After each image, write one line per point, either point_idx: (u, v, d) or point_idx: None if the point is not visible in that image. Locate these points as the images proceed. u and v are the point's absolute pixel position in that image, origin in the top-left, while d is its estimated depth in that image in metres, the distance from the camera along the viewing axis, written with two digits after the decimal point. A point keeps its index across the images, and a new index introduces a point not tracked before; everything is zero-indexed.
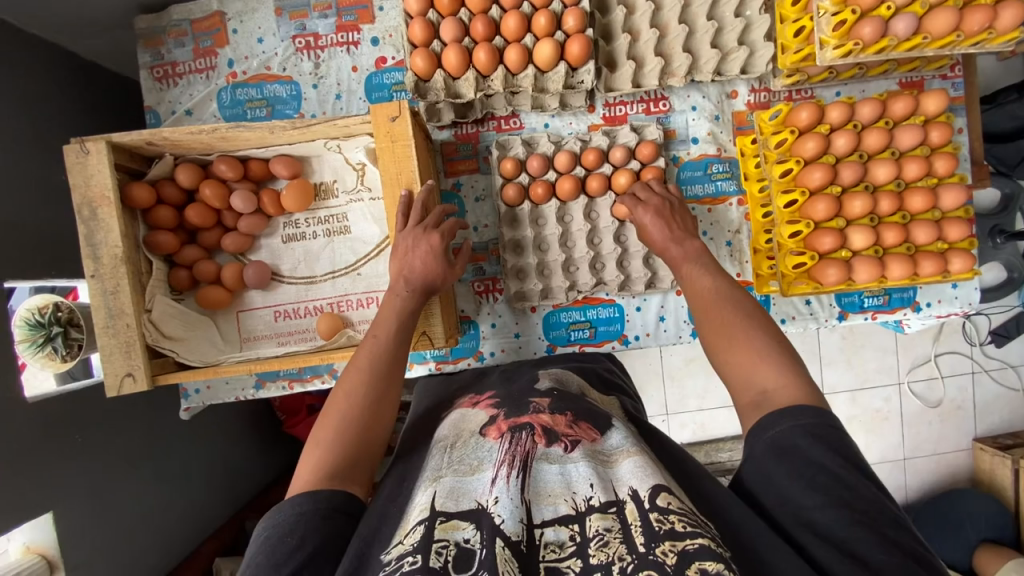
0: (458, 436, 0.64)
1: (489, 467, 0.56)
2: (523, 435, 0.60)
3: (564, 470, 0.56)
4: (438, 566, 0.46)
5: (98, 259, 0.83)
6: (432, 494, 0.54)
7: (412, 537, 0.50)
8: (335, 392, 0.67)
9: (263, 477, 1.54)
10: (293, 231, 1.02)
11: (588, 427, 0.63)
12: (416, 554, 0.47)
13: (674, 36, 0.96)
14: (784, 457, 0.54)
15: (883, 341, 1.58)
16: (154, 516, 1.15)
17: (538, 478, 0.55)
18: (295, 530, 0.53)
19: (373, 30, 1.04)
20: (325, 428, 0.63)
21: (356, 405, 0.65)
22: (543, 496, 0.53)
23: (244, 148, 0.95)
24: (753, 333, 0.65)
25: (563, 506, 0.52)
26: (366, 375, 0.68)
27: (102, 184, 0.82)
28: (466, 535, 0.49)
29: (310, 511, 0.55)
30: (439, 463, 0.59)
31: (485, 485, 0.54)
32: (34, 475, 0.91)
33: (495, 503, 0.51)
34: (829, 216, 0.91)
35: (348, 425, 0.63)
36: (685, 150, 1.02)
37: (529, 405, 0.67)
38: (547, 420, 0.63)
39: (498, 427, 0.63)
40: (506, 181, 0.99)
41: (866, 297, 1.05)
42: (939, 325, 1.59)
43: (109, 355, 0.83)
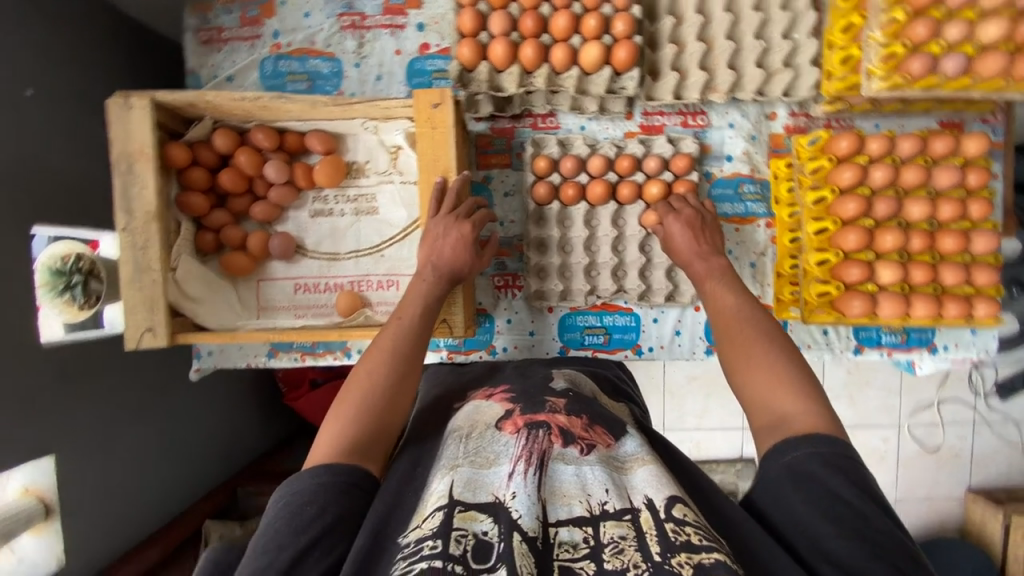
0: (473, 427, 0.64)
1: (506, 461, 0.57)
2: (540, 433, 0.61)
3: (579, 472, 0.56)
4: (457, 554, 0.47)
5: (131, 213, 0.83)
6: (449, 483, 0.54)
7: (431, 522, 0.50)
8: (357, 369, 0.68)
9: (258, 448, 1.55)
10: (321, 206, 1.02)
11: (603, 432, 0.64)
12: (435, 539, 0.48)
13: (720, 51, 0.96)
14: (800, 482, 0.54)
15: (887, 380, 1.58)
16: (150, 473, 1.16)
17: (553, 477, 0.56)
18: (314, 501, 0.54)
19: (420, 16, 1.03)
20: (345, 404, 0.64)
21: (377, 385, 0.65)
22: (557, 496, 0.54)
23: (283, 119, 0.96)
24: (775, 355, 0.65)
25: (578, 507, 0.53)
26: (389, 355, 0.68)
27: (142, 140, 0.83)
28: (484, 527, 0.50)
29: (328, 484, 0.55)
30: (455, 453, 0.59)
31: (502, 480, 0.55)
32: (41, 418, 0.92)
33: (513, 498, 0.52)
34: (859, 248, 0.90)
35: (369, 403, 0.64)
36: (718, 166, 1.02)
37: (545, 404, 0.68)
38: (563, 421, 0.63)
39: (514, 421, 0.64)
40: (537, 179, 1.00)
41: (884, 333, 1.05)
42: (944, 371, 1.59)
43: (132, 308, 0.84)
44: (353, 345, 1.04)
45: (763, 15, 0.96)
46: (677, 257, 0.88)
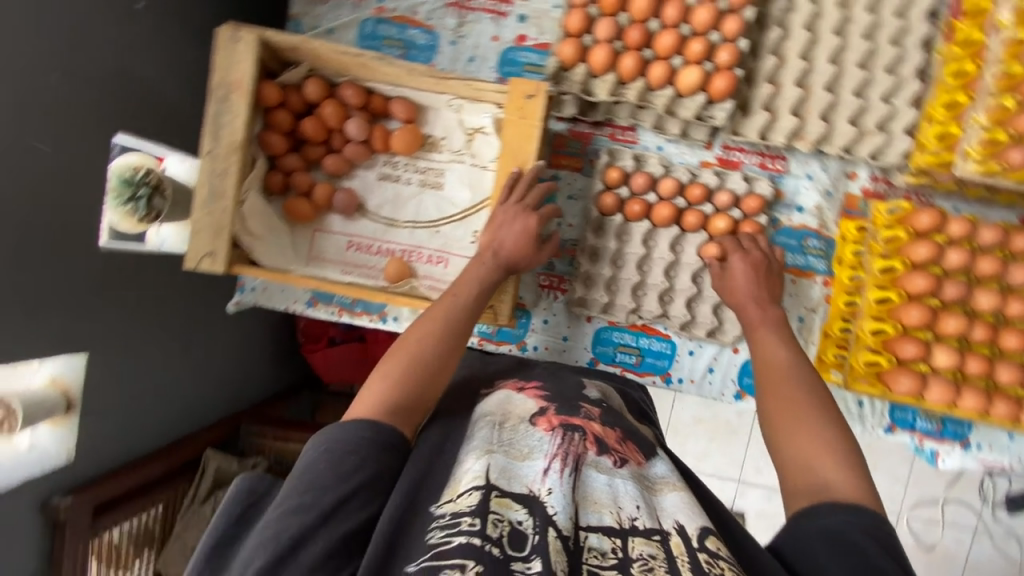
0: (506, 417, 0.65)
1: (541, 457, 0.58)
2: (576, 437, 0.61)
3: (612, 482, 0.57)
4: (494, 536, 0.48)
5: (218, 139, 0.85)
6: (485, 466, 0.55)
7: (467, 499, 0.51)
8: (406, 335, 0.69)
9: (267, 391, 1.58)
10: (389, 171, 1.04)
11: (634, 449, 0.64)
12: (473, 518, 0.49)
13: (815, 100, 0.95)
14: (835, 547, 0.52)
15: (896, 466, 1.53)
16: (168, 391, 1.19)
17: (585, 483, 0.56)
18: (357, 452, 0.55)
19: (524, 7, 1.03)
20: (392, 367, 0.65)
21: (425, 355, 0.66)
22: (589, 503, 0.54)
23: (374, 80, 0.98)
24: (817, 413, 0.65)
25: (608, 517, 0.53)
26: (440, 328, 0.69)
27: (242, 72, 0.85)
28: (518, 516, 0.50)
29: (371, 439, 0.57)
30: (489, 437, 0.60)
31: (536, 475, 0.55)
32: (79, 314, 0.95)
33: (548, 494, 0.53)
34: (919, 325, 0.89)
35: (414, 369, 0.65)
36: (787, 215, 1.01)
37: (580, 409, 0.68)
38: (599, 430, 0.64)
39: (548, 419, 0.64)
40: (605, 188, 1.00)
41: (920, 418, 1.02)
42: (956, 471, 1.54)
43: (199, 231, 0.86)
44: (390, 312, 1.06)
45: (867, 74, 0.94)
46: (732, 297, 0.89)
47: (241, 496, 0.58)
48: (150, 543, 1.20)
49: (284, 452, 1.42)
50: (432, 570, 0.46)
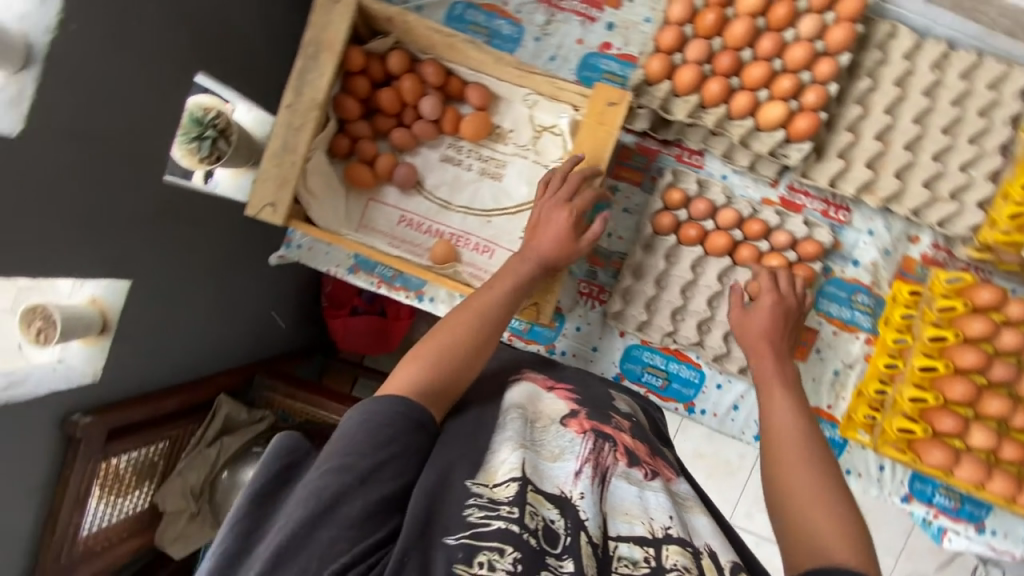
0: (537, 414, 0.67)
1: (571, 459, 0.60)
2: (607, 446, 0.64)
3: (642, 494, 0.60)
4: (530, 528, 0.51)
5: (300, 95, 0.87)
6: (521, 459, 0.57)
7: (505, 489, 0.54)
8: (443, 322, 0.70)
9: (284, 346, 1.60)
10: (452, 154, 1.05)
11: (665, 467, 0.67)
12: (511, 506, 0.52)
13: (892, 157, 0.94)
14: None
15: (891, 538, 1.50)
16: (196, 330, 1.20)
17: (612, 493, 0.59)
18: (391, 424, 0.56)
19: (614, 16, 1.04)
20: (428, 350, 0.65)
21: (461, 343, 0.67)
22: (618, 512, 0.57)
23: (456, 62, 0.98)
24: (817, 467, 0.66)
25: (640, 527, 0.56)
26: (477, 319, 0.70)
27: (335, 33, 0.86)
28: (551, 515, 0.53)
29: (406, 415, 0.57)
30: (521, 432, 0.62)
31: (568, 477, 0.58)
32: (136, 242, 0.96)
33: (580, 498, 0.56)
34: (962, 401, 0.89)
35: (447, 356, 0.65)
36: (841, 266, 1.00)
37: (611, 419, 0.70)
38: (629, 443, 0.66)
39: (579, 422, 0.66)
40: (664, 208, 0.99)
41: (939, 493, 1.01)
42: (951, 553, 1.51)
43: (264, 180, 0.87)
44: (428, 291, 1.07)
45: (950, 140, 0.93)
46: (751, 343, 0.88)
47: (284, 453, 0.58)
48: (153, 474, 1.21)
49: (292, 408, 1.43)
50: (472, 548, 0.48)
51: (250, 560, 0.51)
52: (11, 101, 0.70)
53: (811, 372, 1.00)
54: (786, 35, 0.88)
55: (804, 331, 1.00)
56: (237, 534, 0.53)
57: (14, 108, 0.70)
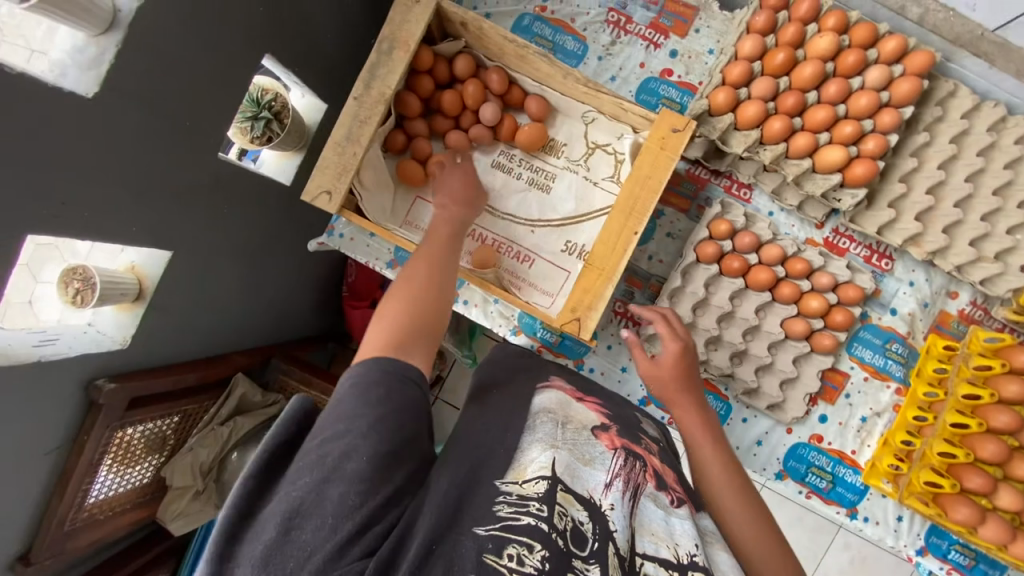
0: (568, 418, 0.67)
1: (602, 469, 0.61)
2: (637, 465, 0.64)
3: (668, 519, 0.59)
4: (561, 529, 0.50)
5: (369, 88, 0.88)
6: (552, 458, 0.58)
7: (534, 486, 0.54)
8: (396, 285, 0.71)
9: (299, 332, 1.60)
10: (504, 161, 1.06)
11: (688, 498, 0.66)
12: (541, 503, 0.52)
13: (942, 213, 0.95)
14: None
15: None
16: (225, 307, 1.20)
17: (642, 512, 0.59)
18: (380, 383, 0.57)
19: (677, 44, 1.06)
20: (389, 310, 0.67)
21: (417, 296, 0.69)
22: (646, 531, 0.57)
23: (521, 72, 0.99)
24: (748, 508, 0.69)
25: (665, 550, 0.56)
26: (427, 275, 0.72)
27: (410, 32, 0.88)
28: (580, 517, 0.53)
29: (388, 371, 0.58)
30: (554, 433, 0.63)
31: (598, 485, 0.58)
32: (184, 214, 0.96)
33: (610, 509, 0.56)
34: (992, 461, 0.89)
35: (408, 315, 0.66)
36: (879, 313, 1.00)
37: (641, 440, 0.71)
38: (657, 465, 0.67)
39: (610, 437, 0.67)
40: (709, 237, 0.99)
41: (955, 549, 1.00)
42: None
43: (325, 168, 0.88)
44: (463, 294, 1.07)
45: (1001, 202, 0.94)
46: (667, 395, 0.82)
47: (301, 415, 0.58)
48: (162, 448, 1.20)
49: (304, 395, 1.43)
50: (501, 540, 0.48)
51: (258, 524, 0.49)
52: (87, 64, 0.70)
53: (837, 416, 1.01)
54: (853, 82, 0.89)
55: (835, 374, 1.01)
56: (246, 496, 0.52)
57: (88, 71, 0.70)
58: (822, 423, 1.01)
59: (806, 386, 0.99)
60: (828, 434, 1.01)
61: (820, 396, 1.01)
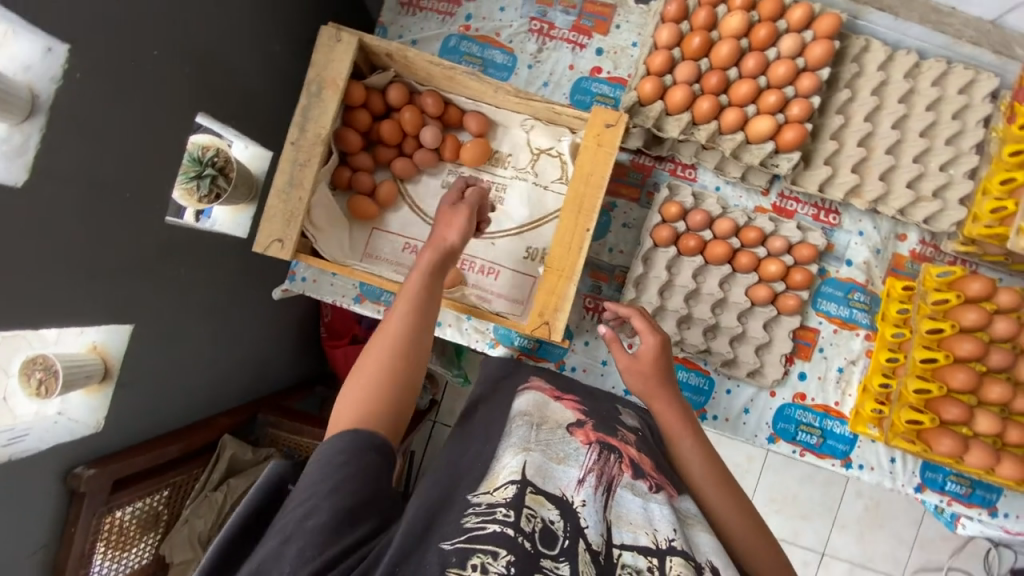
0: (544, 419, 0.71)
1: (575, 466, 0.64)
2: (613, 458, 0.67)
3: (647, 506, 0.63)
4: (528, 529, 0.53)
5: (303, 131, 0.88)
6: (523, 462, 0.61)
7: (504, 491, 0.57)
8: (367, 350, 0.68)
9: (281, 382, 1.57)
10: (454, 180, 1.07)
11: (668, 481, 0.69)
12: (509, 509, 0.55)
13: (876, 162, 0.99)
14: None
15: (900, 530, 1.68)
16: (198, 371, 1.18)
17: (619, 502, 0.62)
18: (343, 451, 0.58)
19: (602, 42, 1.09)
20: (356, 382, 0.65)
21: (384, 365, 0.66)
22: (623, 522, 0.60)
23: (454, 91, 1.01)
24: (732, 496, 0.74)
25: (644, 537, 0.59)
26: (393, 341, 0.68)
27: (337, 70, 0.89)
28: (551, 515, 0.56)
29: (353, 449, 0.58)
30: (526, 437, 0.66)
31: (571, 482, 0.61)
32: (138, 287, 0.95)
33: (582, 506, 0.59)
34: (964, 389, 0.92)
35: (371, 392, 0.64)
36: (836, 267, 1.03)
37: (617, 431, 0.74)
38: (634, 455, 0.70)
39: (585, 432, 0.70)
40: (662, 221, 1.02)
41: (950, 480, 1.03)
42: (962, 541, 1.68)
43: (271, 217, 0.88)
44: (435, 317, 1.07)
45: (928, 143, 0.99)
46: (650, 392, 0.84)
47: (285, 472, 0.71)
48: (156, 526, 1.16)
49: (297, 444, 1.40)
50: (466, 551, 0.51)
51: None
52: (14, 152, 0.69)
53: (816, 371, 1.03)
54: (769, 54, 0.93)
55: (806, 331, 1.03)
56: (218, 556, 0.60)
57: (16, 160, 0.69)
58: (803, 380, 1.03)
59: (779, 348, 1.02)
60: (810, 391, 1.03)
61: (796, 355, 1.03)
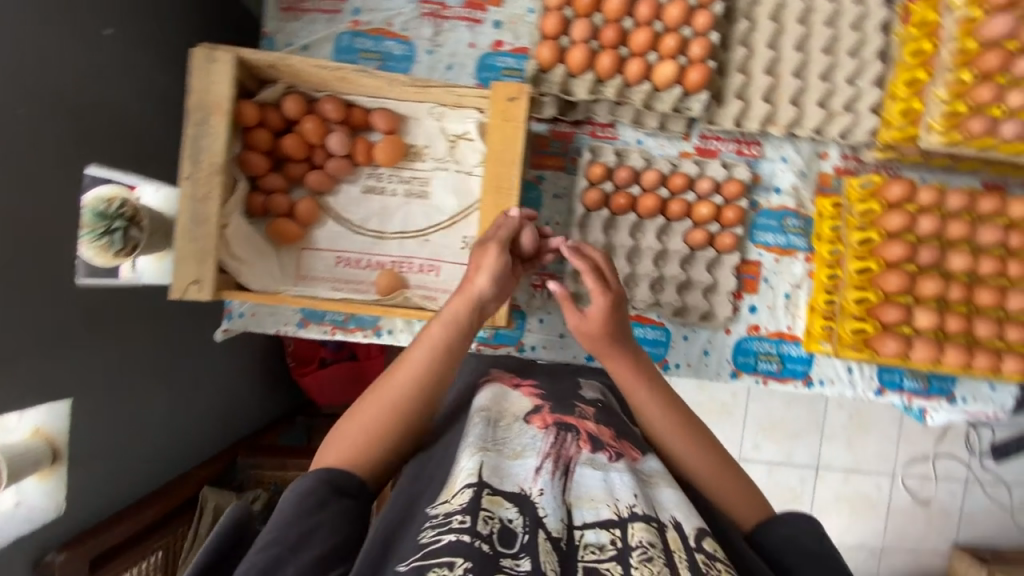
0: (501, 415, 0.70)
1: (532, 455, 0.63)
2: (569, 438, 0.66)
3: (607, 477, 0.62)
4: (484, 532, 0.52)
5: (198, 164, 0.84)
6: (478, 463, 0.59)
7: (461, 497, 0.56)
8: (376, 390, 0.69)
9: (257, 420, 1.53)
10: (374, 183, 1.03)
11: (630, 446, 0.70)
12: (465, 514, 0.53)
13: (785, 87, 0.99)
14: (797, 550, 0.64)
15: (886, 430, 1.75)
16: (158, 430, 1.13)
17: (578, 481, 0.61)
18: (315, 492, 0.58)
19: (498, 13, 1.05)
20: (357, 421, 0.66)
21: (390, 412, 0.66)
22: (583, 500, 0.59)
23: (353, 92, 0.97)
24: (700, 447, 0.73)
25: (605, 510, 0.57)
26: (401, 393, 0.67)
27: (219, 93, 0.84)
28: (509, 514, 0.55)
29: (331, 487, 0.60)
30: (482, 436, 0.64)
31: (527, 474, 0.60)
32: (64, 360, 0.90)
33: (540, 494, 0.58)
34: (899, 291, 0.95)
35: (371, 436, 0.65)
36: (766, 197, 1.05)
37: (574, 408, 0.74)
38: (592, 429, 0.69)
39: (542, 417, 0.70)
40: (590, 185, 1.01)
41: (906, 378, 1.07)
42: (944, 427, 1.76)
43: (183, 259, 0.85)
44: (385, 325, 1.06)
45: (832, 58, 0.99)
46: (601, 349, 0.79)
47: (240, 520, 0.61)
48: None
49: (284, 479, 1.37)
50: (422, 569, 0.49)
51: None
52: None
53: (764, 301, 1.05)
54: None
55: (748, 266, 1.05)
56: None
57: None
58: (754, 313, 1.05)
59: (725, 287, 1.03)
60: (762, 321, 1.05)
61: (743, 290, 1.05)
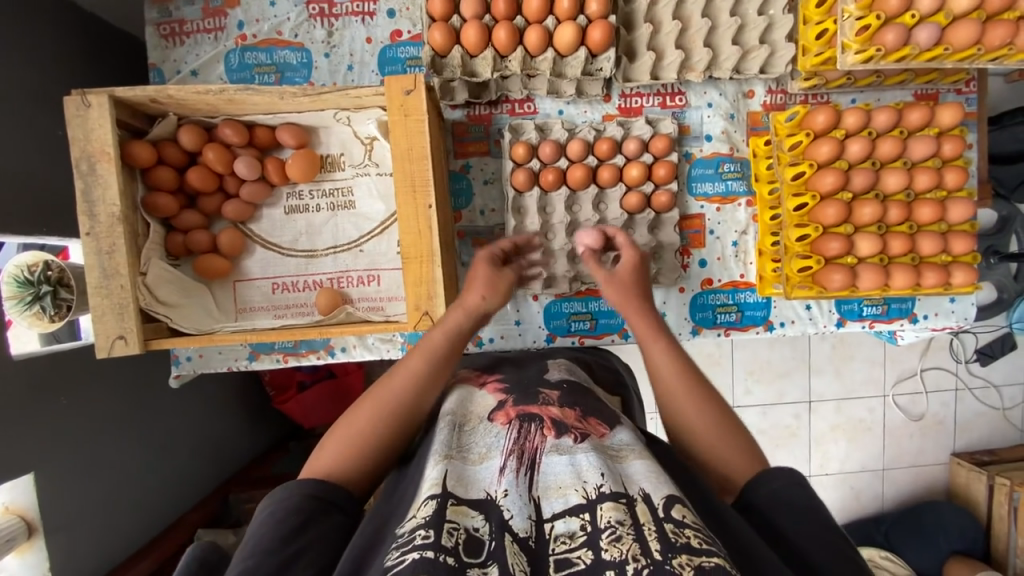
0: (466, 418, 0.63)
1: (497, 455, 0.56)
2: (532, 428, 0.59)
3: (573, 460, 0.54)
4: (450, 546, 0.46)
5: (94, 216, 0.81)
6: (442, 472, 0.53)
7: (424, 510, 0.49)
8: (376, 390, 0.67)
9: (247, 455, 1.52)
10: (296, 202, 0.99)
11: (597, 422, 0.62)
12: (428, 529, 0.47)
13: (696, 29, 0.94)
14: (789, 508, 0.54)
15: (871, 353, 1.75)
16: (136, 486, 1.12)
17: (545, 473, 0.54)
18: (299, 510, 0.53)
19: (390, 2, 1.00)
20: (356, 419, 0.64)
21: (387, 417, 0.64)
22: (551, 490, 0.52)
23: (250, 112, 0.92)
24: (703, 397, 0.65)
25: (574, 497, 0.50)
26: (400, 399, 0.65)
27: (103, 139, 0.80)
28: (475, 523, 0.49)
29: (315, 496, 0.56)
30: (446, 442, 0.58)
31: (492, 476, 0.54)
32: (16, 438, 0.88)
33: (504, 495, 0.51)
34: (837, 221, 0.92)
35: (366, 440, 0.62)
36: (698, 146, 1.02)
37: (538, 396, 0.65)
38: (556, 413, 0.61)
39: (506, 412, 0.63)
40: (516, 166, 0.98)
41: (865, 305, 1.06)
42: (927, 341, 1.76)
43: (101, 316, 0.83)
44: (336, 344, 1.04)
45: None
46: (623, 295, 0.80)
47: (194, 566, 0.54)
48: None
49: None
50: None
51: None
52: None
53: (713, 254, 1.04)
54: None
55: (691, 221, 1.03)
56: None
57: None
58: (704, 267, 1.04)
59: (671, 246, 1.01)
60: (714, 274, 1.04)
61: (690, 246, 1.03)
